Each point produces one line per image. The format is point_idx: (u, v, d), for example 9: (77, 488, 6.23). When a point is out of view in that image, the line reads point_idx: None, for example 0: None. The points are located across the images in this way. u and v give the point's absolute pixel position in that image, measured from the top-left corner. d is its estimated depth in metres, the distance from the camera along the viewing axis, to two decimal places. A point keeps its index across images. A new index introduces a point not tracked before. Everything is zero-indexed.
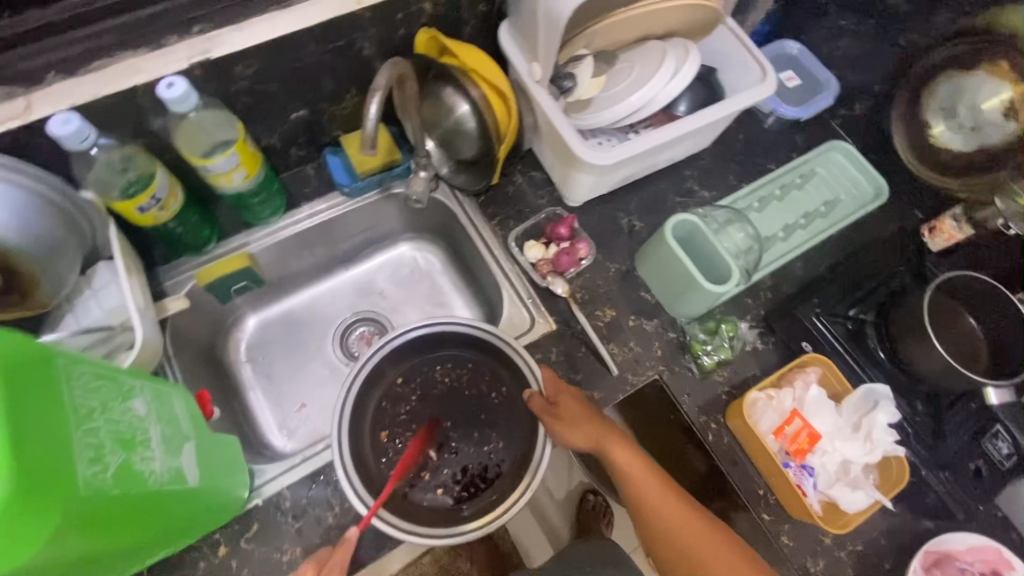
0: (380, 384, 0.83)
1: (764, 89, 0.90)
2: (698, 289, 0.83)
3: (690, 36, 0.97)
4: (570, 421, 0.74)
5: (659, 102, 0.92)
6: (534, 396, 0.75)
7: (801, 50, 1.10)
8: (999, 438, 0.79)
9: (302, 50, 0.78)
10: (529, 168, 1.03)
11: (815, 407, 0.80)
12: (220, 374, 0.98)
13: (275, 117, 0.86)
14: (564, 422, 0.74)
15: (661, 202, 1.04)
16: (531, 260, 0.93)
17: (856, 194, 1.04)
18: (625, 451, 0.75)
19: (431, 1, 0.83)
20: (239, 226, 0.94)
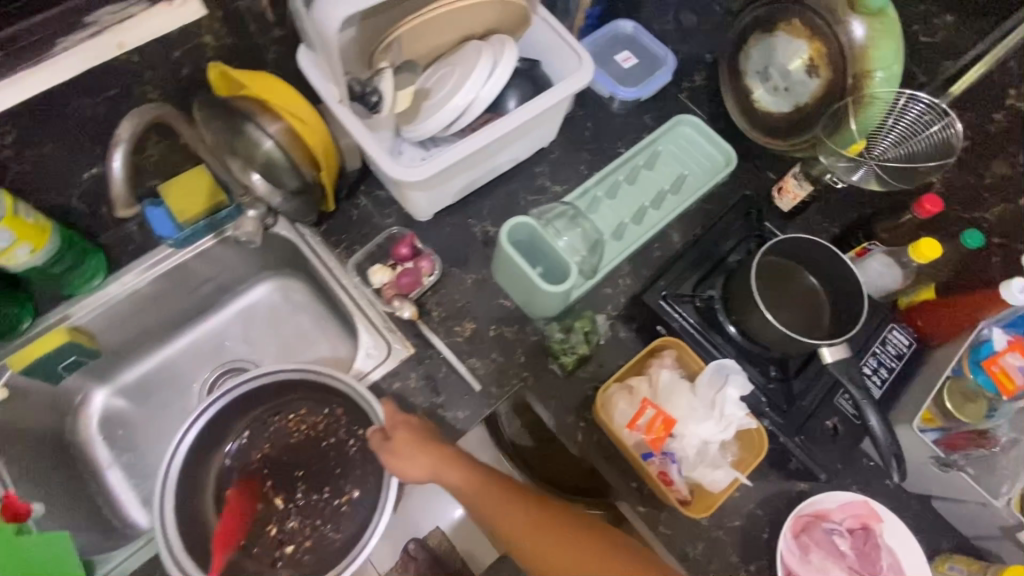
0: (223, 442, 0.77)
1: (582, 76, 0.88)
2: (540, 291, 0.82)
3: (510, 31, 0.95)
4: (402, 454, 0.70)
5: (482, 103, 0.89)
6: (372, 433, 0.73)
7: (636, 28, 1.09)
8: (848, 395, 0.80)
9: (67, 107, 0.72)
10: (373, 187, 0.98)
11: (668, 392, 0.79)
12: (70, 457, 0.91)
13: (64, 179, 0.79)
14: (398, 457, 0.70)
15: (514, 203, 1.01)
16: (377, 285, 0.90)
17: (705, 167, 1.04)
18: (466, 475, 0.71)
19: (209, 34, 0.78)
20: (57, 299, 0.87)
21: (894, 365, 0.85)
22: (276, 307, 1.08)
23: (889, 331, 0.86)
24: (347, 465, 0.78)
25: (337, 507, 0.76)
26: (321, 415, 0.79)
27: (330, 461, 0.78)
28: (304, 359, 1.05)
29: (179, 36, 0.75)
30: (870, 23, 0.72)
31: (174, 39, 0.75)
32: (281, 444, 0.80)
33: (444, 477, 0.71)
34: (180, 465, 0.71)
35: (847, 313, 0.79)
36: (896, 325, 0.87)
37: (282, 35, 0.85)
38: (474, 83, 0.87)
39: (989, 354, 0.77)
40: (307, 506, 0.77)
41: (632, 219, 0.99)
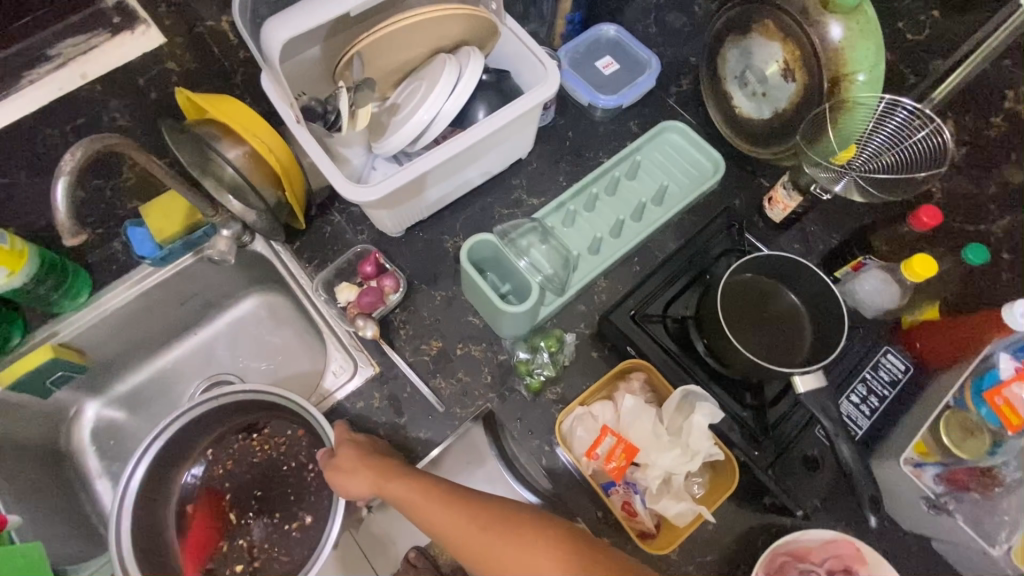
0: (186, 461, 0.78)
1: (549, 86, 0.85)
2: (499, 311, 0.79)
3: (480, 42, 0.93)
4: (344, 472, 0.71)
5: (447, 118, 0.88)
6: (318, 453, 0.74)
7: (619, 32, 1.04)
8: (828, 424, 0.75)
9: (38, 136, 0.75)
10: (347, 204, 0.98)
11: (631, 419, 0.75)
12: (60, 467, 0.95)
13: (44, 204, 0.83)
14: (342, 472, 0.70)
15: (488, 217, 0.99)
16: (343, 302, 0.90)
17: (690, 177, 0.99)
18: (409, 488, 0.68)
19: (174, 60, 0.79)
20: (46, 317, 0.91)
21: (887, 393, 0.79)
22: (260, 321, 1.10)
23: (882, 355, 0.80)
24: (304, 486, 0.79)
25: (293, 527, 0.77)
26: (283, 435, 0.80)
27: (289, 482, 0.79)
28: (285, 373, 1.07)
29: (143, 64, 0.77)
30: (846, 22, 0.66)
31: (138, 67, 0.77)
32: (243, 461, 0.80)
33: (386, 493, 0.69)
34: (138, 487, 0.71)
35: (827, 336, 0.73)
36: (890, 350, 0.81)
37: (249, 58, 0.86)
38: (438, 98, 0.86)
39: (993, 383, 0.69)
40: (264, 526, 0.78)
41: (609, 233, 0.95)
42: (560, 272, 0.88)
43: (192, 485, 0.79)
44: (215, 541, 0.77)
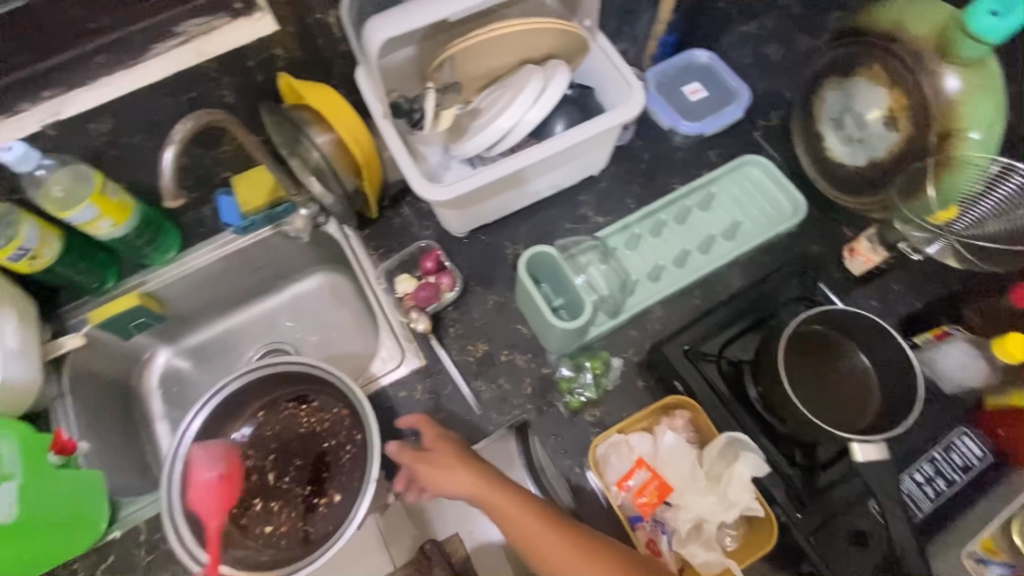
0: (237, 418, 0.83)
1: (630, 108, 0.85)
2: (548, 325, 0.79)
3: (569, 57, 0.93)
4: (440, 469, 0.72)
5: (526, 127, 0.89)
6: (404, 449, 0.73)
7: (711, 58, 1.02)
8: None
9: (155, 104, 0.82)
10: (417, 199, 1.02)
11: (670, 457, 0.73)
12: (130, 404, 1.04)
13: (152, 165, 0.91)
14: (441, 470, 0.71)
15: (552, 229, 0.99)
16: (401, 293, 0.92)
17: (768, 214, 0.95)
18: (503, 498, 0.71)
19: (281, 47, 0.85)
20: (138, 267, 1.00)
21: (956, 478, 0.74)
22: (322, 298, 1.16)
23: (955, 437, 0.75)
24: (340, 464, 0.82)
25: (324, 501, 0.80)
26: (328, 411, 0.84)
27: (325, 457, 0.83)
28: (337, 350, 1.12)
29: (254, 48, 0.83)
30: (964, 75, 0.64)
31: (249, 50, 0.83)
32: (287, 430, 0.84)
33: (484, 499, 0.71)
34: (194, 433, 0.77)
35: (896, 406, 0.68)
36: (968, 432, 0.75)
37: (348, 51, 0.91)
38: (520, 108, 0.87)
39: None
40: (297, 496, 0.81)
41: (673, 261, 0.93)
42: (617, 293, 0.88)
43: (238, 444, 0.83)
44: (249, 502, 0.80)
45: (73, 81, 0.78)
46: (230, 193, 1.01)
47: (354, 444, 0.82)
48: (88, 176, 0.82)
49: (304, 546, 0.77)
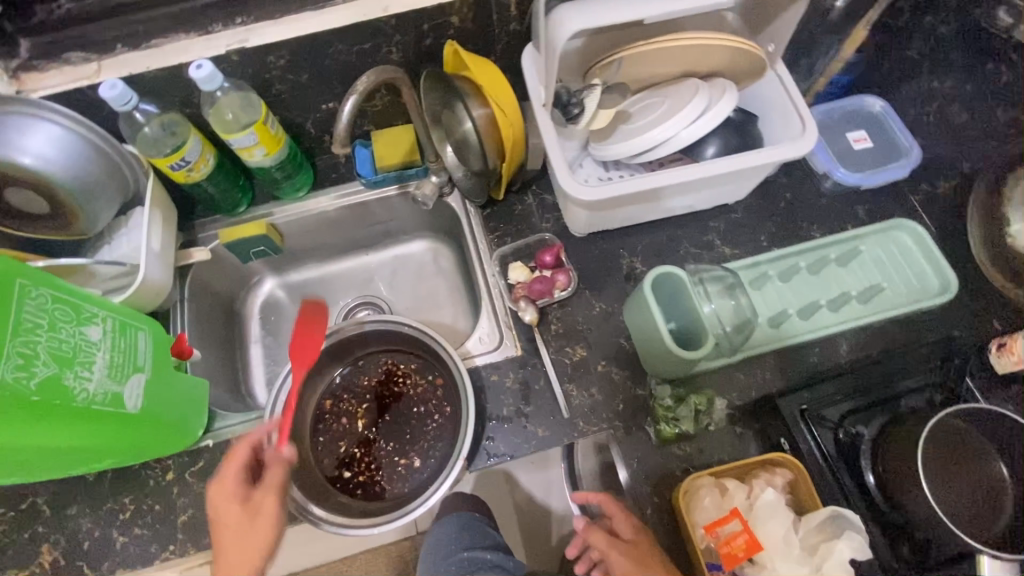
0: (341, 360, 0.87)
1: (797, 146, 0.80)
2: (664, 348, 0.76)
3: (737, 79, 0.89)
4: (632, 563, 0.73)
5: (679, 143, 0.86)
6: (592, 526, 0.78)
7: (885, 109, 0.96)
8: None
9: (330, 49, 0.85)
10: (543, 190, 1.01)
11: (764, 514, 0.70)
12: (232, 323, 1.09)
13: (308, 105, 0.94)
14: (613, 549, 0.75)
15: (675, 250, 0.96)
16: (512, 281, 0.92)
17: (911, 286, 0.89)
18: None
19: (457, 16, 0.86)
20: (269, 198, 1.04)
21: None
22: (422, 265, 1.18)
23: None
24: (425, 435, 0.82)
25: (405, 465, 0.81)
26: (425, 379, 0.85)
27: (412, 422, 0.84)
28: (428, 318, 1.13)
29: (433, 13, 0.84)
30: None
31: (427, 13, 0.84)
32: (381, 386, 0.86)
33: None
34: (305, 362, 0.82)
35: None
36: None
37: (516, 32, 0.91)
38: (680, 122, 0.84)
39: None
40: (380, 452, 0.82)
41: (798, 312, 0.88)
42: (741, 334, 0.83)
43: (332, 388, 0.86)
44: (334, 443, 0.83)
45: (264, 14, 0.81)
46: (367, 145, 1.04)
47: (445, 420, 0.82)
48: (256, 105, 0.86)
49: (375, 501, 0.78)
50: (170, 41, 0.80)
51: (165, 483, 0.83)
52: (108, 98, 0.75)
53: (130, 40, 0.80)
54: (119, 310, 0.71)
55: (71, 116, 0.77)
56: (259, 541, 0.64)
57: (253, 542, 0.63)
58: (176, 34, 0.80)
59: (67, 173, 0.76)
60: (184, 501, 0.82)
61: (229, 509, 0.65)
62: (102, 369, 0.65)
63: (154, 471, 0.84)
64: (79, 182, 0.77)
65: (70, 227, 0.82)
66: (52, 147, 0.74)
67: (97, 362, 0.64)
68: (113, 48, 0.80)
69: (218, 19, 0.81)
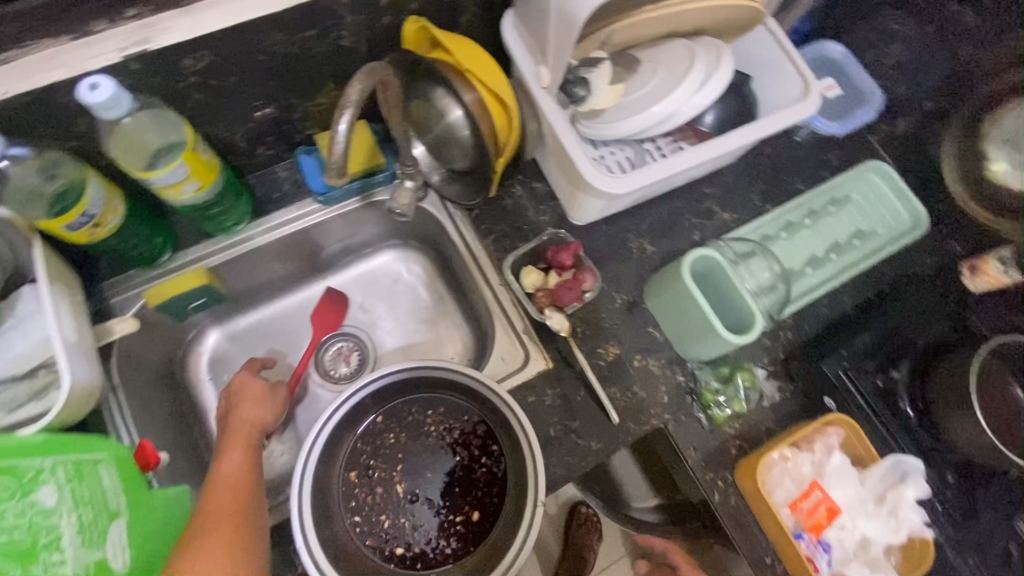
0: (356, 423, 0.74)
1: (804, 107, 0.78)
2: (715, 335, 0.74)
3: (725, 37, 0.85)
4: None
5: (684, 115, 0.81)
6: None
7: (845, 54, 0.98)
8: None
9: (265, 40, 0.65)
10: (531, 179, 0.90)
11: (837, 477, 0.72)
12: (179, 396, 0.89)
13: (236, 114, 0.74)
14: None
15: (679, 224, 0.92)
16: (527, 289, 0.83)
17: (890, 224, 0.93)
18: None
19: None
20: (197, 236, 0.83)
21: None
22: (394, 280, 1.03)
23: None
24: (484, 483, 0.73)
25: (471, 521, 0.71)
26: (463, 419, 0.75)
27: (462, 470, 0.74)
28: (418, 339, 1.00)
29: None
30: None
31: None
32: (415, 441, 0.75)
33: None
34: (322, 441, 0.68)
35: None
36: None
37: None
38: (684, 91, 0.78)
39: None
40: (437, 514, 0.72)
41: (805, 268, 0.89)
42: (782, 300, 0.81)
43: (357, 457, 0.74)
44: (376, 516, 0.72)
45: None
46: (313, 151, 0.85)
47: (501, 459, 0.73)
48: (176, 124, 0.66)
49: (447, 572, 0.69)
50: (28, 51, 0.56)
51: None
52: None
53: None
54: (64, 451, 0.54)
55: None
56: (241, 461, 0.66)
57: (234, 471, 0.65)
58: (34, 39, 0.56)
59: None
60: None
61: (230, 468, 0.65)
62: (70, 542, 0.49)
63: None
64: None
65: None
66: None
67: (61, 535, 0.48)
68: None
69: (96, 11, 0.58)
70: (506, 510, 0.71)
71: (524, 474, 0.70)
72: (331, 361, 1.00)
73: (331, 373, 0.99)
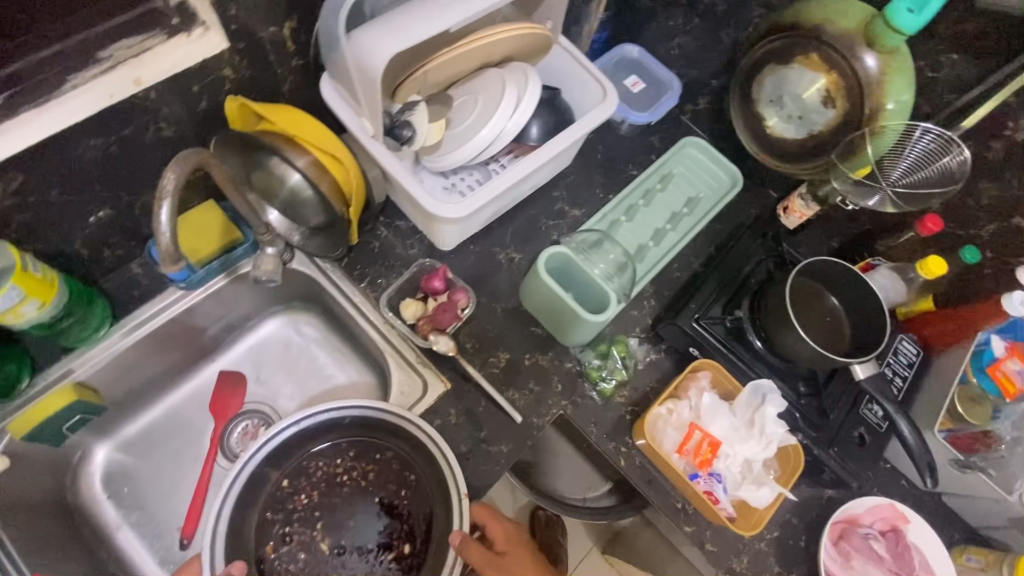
0: (264, 484, 0.74)
1: (607, 106, 0.90)
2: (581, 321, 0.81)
3: (529, 59, 0.95)
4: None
5: (510, 133, 0.89)
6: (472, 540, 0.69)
7: (642, 53, 1.12)
8: (872, 404, 0.84)
9: (80, 148, 0.66)
10: (392, 218, 0.95)
11: (711, 414, 0.82)
12: (75, 525, 0.87)
13: (69, 224, 0.73)
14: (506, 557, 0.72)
15: (537, 228, 1.01)
16: (409, 321, 0.88)
17: (714, 187, 1.08)
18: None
19: (231, 67, 0.74)
20: (57, 354, 0.80)
21: (906, 374, 0.90)
22: (283, 345, 1.03)
23: (899, 341, 0.92)
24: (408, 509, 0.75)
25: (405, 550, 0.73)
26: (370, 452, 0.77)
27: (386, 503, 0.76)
28: (323, 396, 1.01)
29: (201, 70, 0.71)
30: (884, 59, 0.77)
31: (196, 73, 0.71)
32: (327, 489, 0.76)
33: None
34: (226, 520, 0.68)
35: (869, 333, 0.84)
36: (904, 336, 0.93)
37: (303, 66, 0.82)
38: (502, 115, 0.88)
39: (992, 360, 0.84)
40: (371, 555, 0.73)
41: (651, 241, 1.01)
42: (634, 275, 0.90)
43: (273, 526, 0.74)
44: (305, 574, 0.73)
45: None
46: None
47: (418, 483, 0.75)
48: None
49: None
50: None
51: None
52: None
53: None
54: None
55: None
56: None
57: None
58: None
59: None
60: None
61: None
62: None
63: None
64: None
65: None
66: None
67: None
68: None
69: None
70: (437, 528, 0.73)
71: (446, 488, 0.71)
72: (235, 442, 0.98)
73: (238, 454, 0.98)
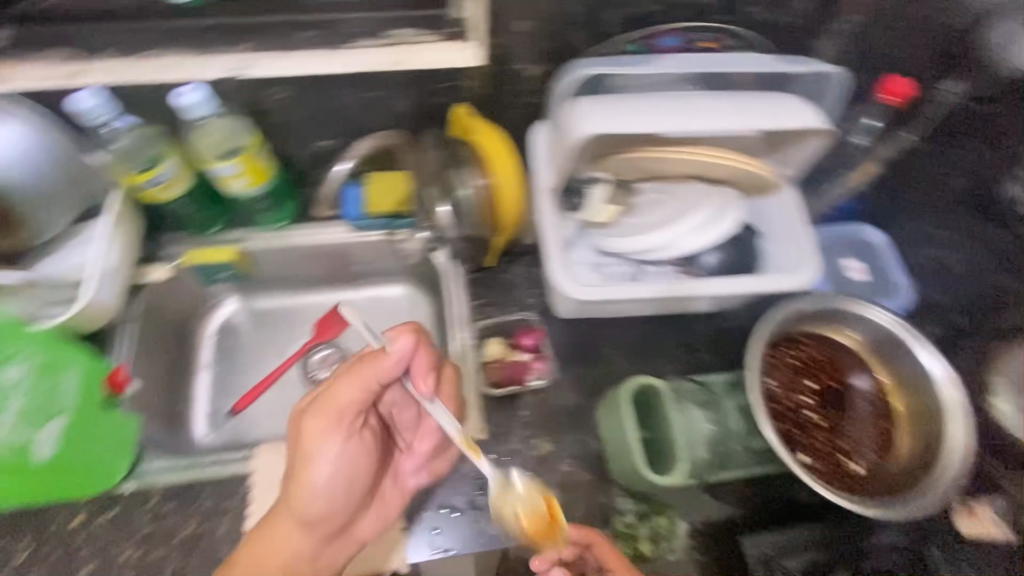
0: (789, 325, 0.81)
1: (797, 280, 0.79)
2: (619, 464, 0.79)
3: (748, 192, 0.87)
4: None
5: (679, 250, 0.84)
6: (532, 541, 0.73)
7: (884, 244, 0.93)
8: None
9: (337, 92, 0.81)
10: (532, 262, 0.97)
11: None
12: (184, 347, 1.04)
13: (302, 140, 0.89)
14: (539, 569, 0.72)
15: (658, 351, 0.93)
16: (485, 357, 0.88)
17: None
18: None
19: (475, 80, 0.82)
20: (245, 223, 0.99)
21: None
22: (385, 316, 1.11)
23: None
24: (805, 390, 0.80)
25: (844, 466, 0.77)
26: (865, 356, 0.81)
27: (834, 412, 0.80)
28: None
29: (451, 73, 0.80)
30: None
31: (444, 72, 0.80)
32: (783, 398, 0.80)
33: None
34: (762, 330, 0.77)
35: None
36: None
37: (531, 104, 0.87)
38: (683, 232, 0.82)
39: None
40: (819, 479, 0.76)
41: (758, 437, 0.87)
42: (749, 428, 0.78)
43: (784, 351, 0.82)
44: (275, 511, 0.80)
45: (271, 42, 0.76)
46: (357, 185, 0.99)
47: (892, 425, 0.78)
48: (243, 133, 0.81)
49: (828, 466, 0.77)
50: (162, 55, 0.74)
51: (73, 526, 0.76)
52: (82, 111, 0.72)
53: (124, 46, 0.74)
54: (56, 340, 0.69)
55: (38, 114, 0.73)
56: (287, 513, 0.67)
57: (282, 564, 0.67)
58: (173, 49, 0.75)
59: (25, 176, 0.71)
60: (90, 549, 0.75)
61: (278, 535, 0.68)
62: None
63: (63, 510, 0.77)
64: (33, 185, 0.73)
65: (13, 233, 0.75)
66: (9, 151, 0.70)
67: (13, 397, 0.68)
68: (100, 53, 0.74)
69: (219, 40, 0.76)
70: (894, 467, 0.76)
71: (931, 457, 0.72)
72: (315, 363, 1.10)
73: (317, 376, 1.09)
